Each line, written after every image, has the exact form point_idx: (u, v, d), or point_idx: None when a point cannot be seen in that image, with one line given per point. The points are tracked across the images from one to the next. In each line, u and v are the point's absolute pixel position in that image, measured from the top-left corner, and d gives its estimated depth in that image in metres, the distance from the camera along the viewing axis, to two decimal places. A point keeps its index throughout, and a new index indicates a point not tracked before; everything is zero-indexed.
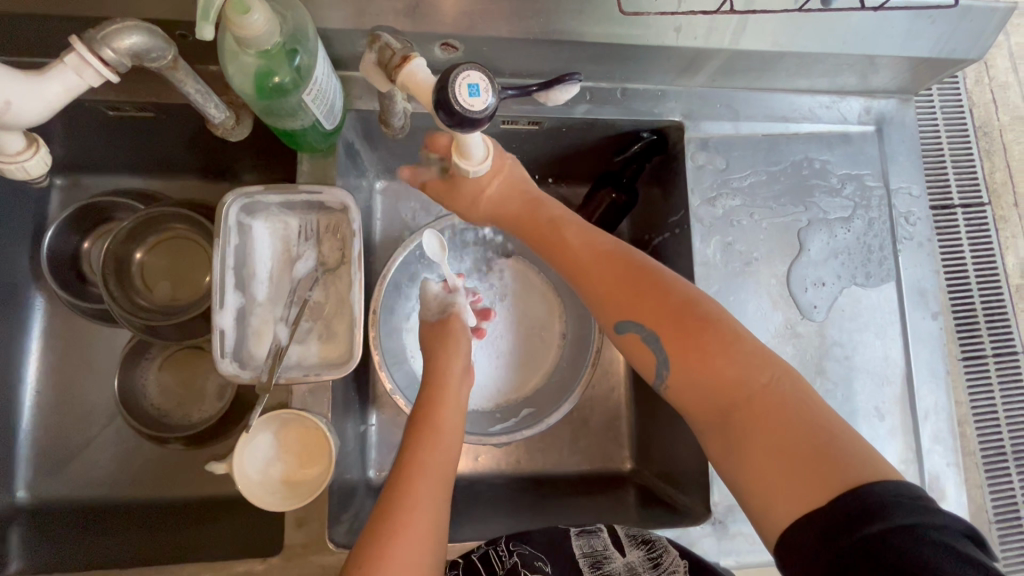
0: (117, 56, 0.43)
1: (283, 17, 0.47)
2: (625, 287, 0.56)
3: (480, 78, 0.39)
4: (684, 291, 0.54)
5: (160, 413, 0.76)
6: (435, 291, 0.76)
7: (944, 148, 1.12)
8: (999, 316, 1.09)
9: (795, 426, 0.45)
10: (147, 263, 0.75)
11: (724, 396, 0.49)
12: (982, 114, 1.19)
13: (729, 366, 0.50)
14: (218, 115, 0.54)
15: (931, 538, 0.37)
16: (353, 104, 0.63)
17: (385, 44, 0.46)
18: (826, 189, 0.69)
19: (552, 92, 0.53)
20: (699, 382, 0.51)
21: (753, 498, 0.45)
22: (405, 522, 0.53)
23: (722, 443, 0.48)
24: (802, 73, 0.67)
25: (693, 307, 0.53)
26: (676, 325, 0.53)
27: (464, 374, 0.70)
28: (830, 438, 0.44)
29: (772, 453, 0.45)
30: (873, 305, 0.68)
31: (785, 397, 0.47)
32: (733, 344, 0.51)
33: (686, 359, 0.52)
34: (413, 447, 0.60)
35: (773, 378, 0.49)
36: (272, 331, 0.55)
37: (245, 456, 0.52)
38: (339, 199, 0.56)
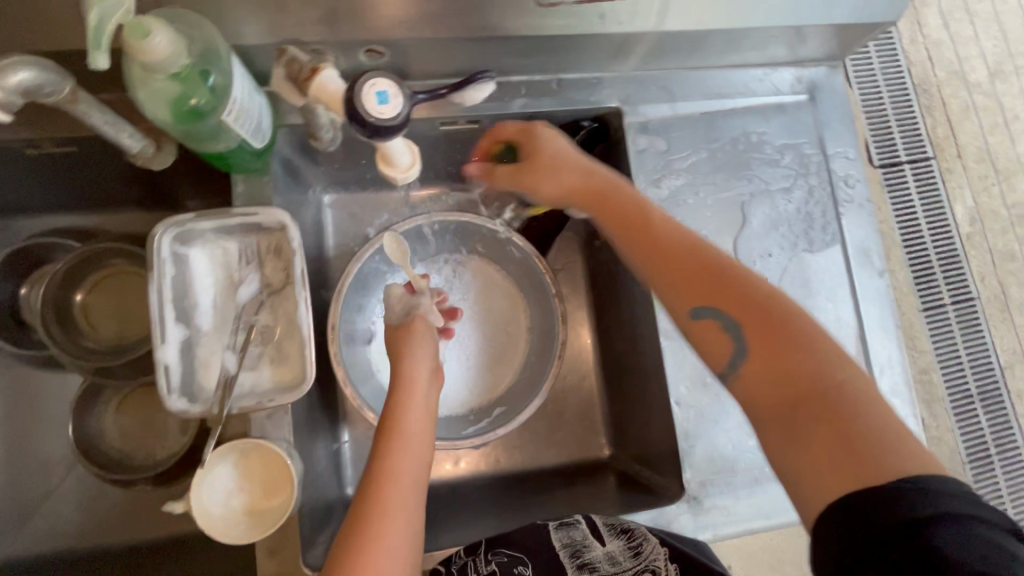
0: (6, 93, 0.41)
1: (191, 38, 0.45)
2: (705, 277, 0.54)
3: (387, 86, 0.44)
4: (759, 289, 0.53)
5: (121, 455, 0.74)
6: (398, 292, 0.73)
7: (887, 109, 1.16)
8: (953, 265, 1.15)
9: (864, 425, 0.43)
10: (89, 303, 0.72)
11: (794, 388, 0.47)
12: (920, 73, 1.22)
13: (808, 360, 0.48)
14: (134, 145, 0.52)
15: (976, 530, 0.37)
16: (284, 119, 0.61)
17: (290, 58, 0.53)
18: (765, 160, 0.71)
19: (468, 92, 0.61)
20: (769, 372, 0.49)
21: (802, 485, 0.44)
22: (381, 533, 0.53)
23: (782, 434, 0.46)
24: (732, 49, 0.68)
25: (776, 305, 0.51)
26: (760, 318, 0.51)
27: (432, 377, 0.68)
28: (899, 440, 0.43)
29: (832, 444, 0.43)
30: (821, 269, 0.69)
31: (861, 397, 0.45)
32: (813, 342, 0.49)
33: (765, 350, 0.50)
34: (381, 455, 0.59)
35: (851, 379, 0.46)
36: (220, 360, 0.54)
37: (203, 494, 0.51)
38: (275, 218, 0.55)
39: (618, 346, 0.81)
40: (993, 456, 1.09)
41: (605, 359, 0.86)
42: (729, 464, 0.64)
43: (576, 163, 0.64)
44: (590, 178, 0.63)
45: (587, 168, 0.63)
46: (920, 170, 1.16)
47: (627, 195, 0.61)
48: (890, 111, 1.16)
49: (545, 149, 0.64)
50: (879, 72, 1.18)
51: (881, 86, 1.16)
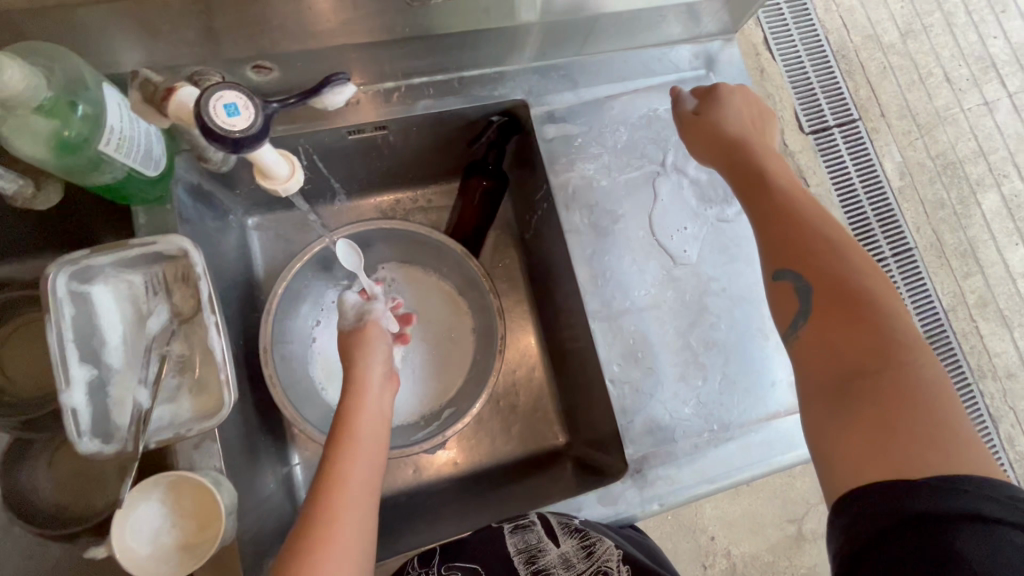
0: None
1: (51, 70, 0.44)
2: (791, 238, 0.53)
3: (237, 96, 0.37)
4: (849, 262, 0.51)
5: (58, 508, 0.71)
6: (352, 302, 0.74)
7: (811, 77, 1.24)
8: (889, 218, 1.21)
9: (919, 410, 0.43)
10: (5, 354, 0.69)
11: (867, 356, 0.47)
12: (838, 40, 1.28)
13: (873, 336, 0.47)
14: (8, 185, 0.49)
15: (1004, 535, 0.38)
16: (180, 145, 0.60)
17: (144, 80, 0.48)
18: (672, 137, 0.73)
19: (325, 97, 0.52)
20: (837, 335, 0.49)
21: (834, 455, 0.45)
22: (330, 539, 0.52)
23: (828, 404, 0.47)
24: (627, 32, 0.70)
25: (854, 279, 0.50)
26: (834, 288, 0.50)
27: (384, 379, 0.67)
28: (953, 433, 0.42)
29: (877, 426, 0.44)
30: (738, 236, 0.72)
31: (922, 383, 0.44)
32: (892, 320, 0.48)
33: (828, 316, 0.50)
34: (333, 460, 0.58)
35: (920, 362, 0.46)
36: (133, 396, 0.52)
37: (126, 534, 0.50)
38: (175, 245, 0.53)
39: (558, 334, 0.82)
40: None
41: (550, 348, 0.87)
42: (668, 434, 0.65)
43: (741, 127, 0.63)
44: (716, 141, 0.63)
45: (743, 130, 0.63)
46: (849, 131, 1.23)
47: (748, 156, 0.60)
48: (815, 81, 1.24)
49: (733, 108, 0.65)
50: (800, 43, 1.25)
51: (802, 55, 1.24)
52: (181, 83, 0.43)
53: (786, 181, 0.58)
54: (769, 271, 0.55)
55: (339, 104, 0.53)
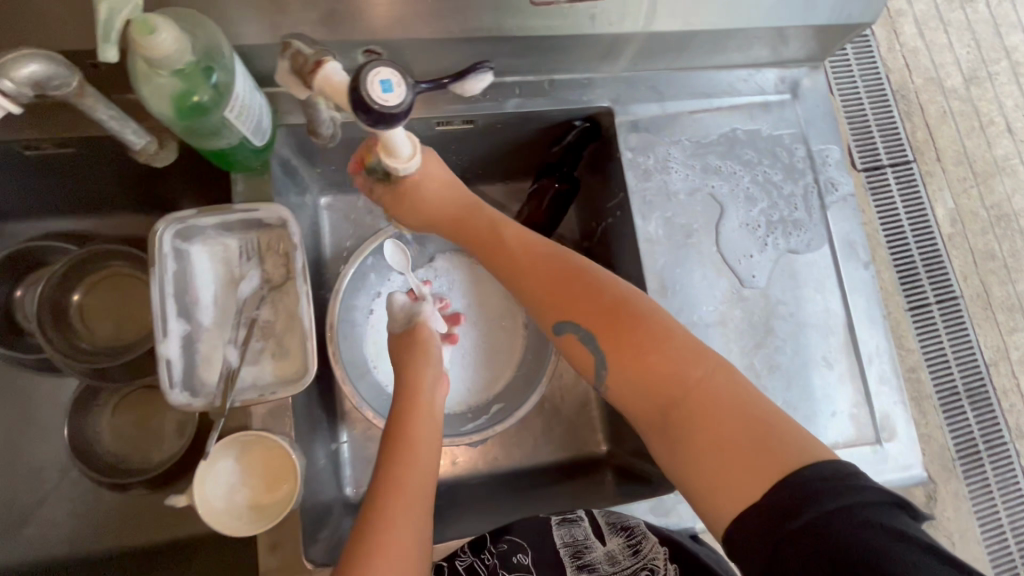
0: (15, 86, 0.40)
1: (195, 36, 0.46)
2: (565, 286, 0.58)
3: (392, 74, 0.37)
4: (611, 294, 0.56)
5: (118, 458, 0.73)
6: (400, 301, 0.73)
7: (869, 115, 1.20)
8: (937, 266, 1.17)
9: (727, 417, 0.49)
10: (85, 304, 0.72)
11: (667, 387, 0.52)
12: (898, 80, 1.27)
13: (663, 364, 0.52)
14: (138, 141, 0.51)
15: (857, 514, 0.41)
16: (283, 119, 0.62)
17: (297, 52, 0.45)
18: (750, 157, 0.73)
19: (466, 84, 0.55)
20: (636, 377, 0.53)
21: (698, 493, 0.49)
22: (384, 550, 0.52)
23: (665, 441, 0.51)
24: (718, 50, 0.70)
25: (623, 305, 0.55)
26: (611, 328, 0.55)
27: (438, 381, 0.68)
28: (764, 426, 0.48)
29: (712, 451, 0.48)
30: (809, 263, 0.71)
31: (718, 390, 0.50)
32: (664, 343, 0.53)
33: (620, 357, 0.54)
34: (388, 463, 0.58)
35: (704, 370, 0.51)
36: (221, 355, 0.54)
37: (206, 487, 0.52)
38: (275, 214, 0.55)
39: None
40: (982, 451, 1.11)
41: None
42: None
43: (441, 184, 0.63)
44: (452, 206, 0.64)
45: (451, 189, 0.64)
46: (902, 173, 1.19)
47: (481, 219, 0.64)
48: (871, 118, 1.19)
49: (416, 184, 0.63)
50: (857, 77, 1.21)
51: (862, 94, 1.19)
52: (330, 57, 0.43)
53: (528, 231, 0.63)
54: (552, 327, 0.58)
55: (477, 91, 0.57)
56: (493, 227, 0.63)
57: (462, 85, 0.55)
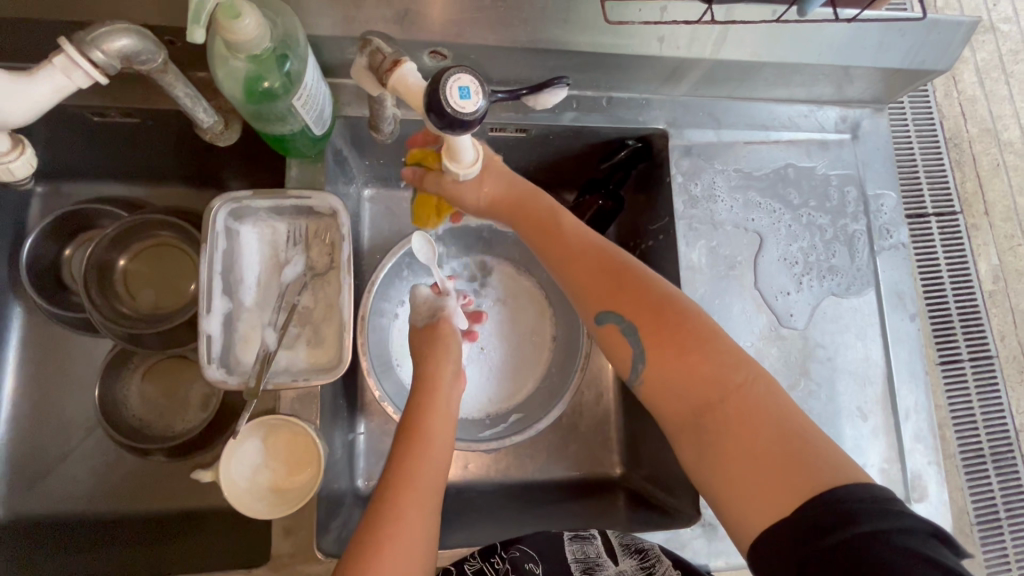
0: (107, 58, 0.40)
1: (273, 23, 0.47)
2: (611, 278, 0.59)
3: (471, 81, 0.37)
4: (658, 292, 0.57)
5: (142, 424, 0.75)
6: (424, 295, 0.73)
7: (917, 157, 1.07)
8: (974, 324, 1.09)
9: (764, 426, 0.48)
10: (130, 271, 0.74)
11: (706, 389, 0.51)
12: (953, 127, 1.23)
13: (704, 365, 0.52)
14: (207, 120, 0.52)
15: (895, 541, 0.39)
16: (342, 110, 0.63)
17: (376, 49, 0.45)
18: (804, 195, 0.72)
19: (540, 97, 0.54)
20: (674, 374, 0.53)
21: (726, 499, 0.48)
22: (393, 536, 0.50)
23: (694, 443, 0.51)
24: (781, 83, 0.69)
25: (669, 304, 0.56)
26: (654, 323, 0.55)
27: (455, 376, 0.67)
28: (801, 441, 0.47)
29: (742, 458, 0.48)
30: (854, 307, 0.69)
31: (756, 398, 0.50)
32: (707, 343, 0.53)
33: (661, 353, 0.54)
34: (399, 457, 0.57)
35: (745, 378, 0.51)
36: (259, 336, 0.55)
37: (231, 467, 0.53)
38: (327, 203, 0.56)
39: None
40: (1002, 518, 1.06)
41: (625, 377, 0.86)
42: None
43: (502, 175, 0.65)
44: (509, 188, 0.65)
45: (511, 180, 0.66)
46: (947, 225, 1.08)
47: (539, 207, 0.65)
48: (920, 163, 1.08)
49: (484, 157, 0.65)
50: (909, 113, 1.10)
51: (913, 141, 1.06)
52: (407, 57, 0.43)
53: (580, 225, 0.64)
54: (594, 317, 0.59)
55: (549, 104, 0.56)
56: (552, 213, 0.64)
57: (535, 99, 0.54)
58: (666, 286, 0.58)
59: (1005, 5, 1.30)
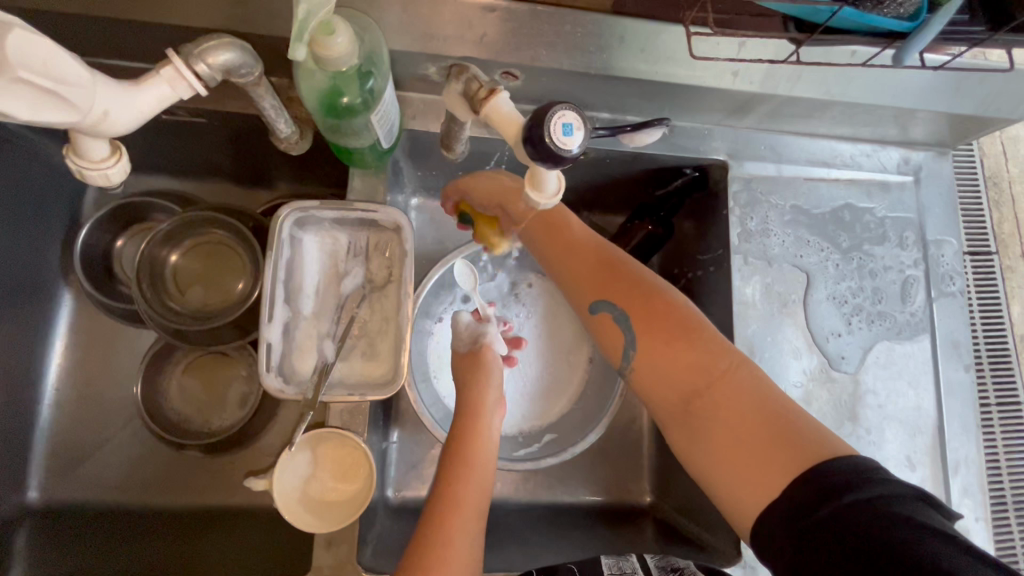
0: (210, 71, 0.41)
1: (361, 40, 0.47)
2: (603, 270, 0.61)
3: (573, 118, 0.37)
4: (646, 284, 0.59)
5: (181, 418, 0.75)
6: (466, 321, 0.73)
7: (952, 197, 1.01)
8: None
9: (750, 409, 0.50)
10: (179, 267, 0.74)
11: (695, 376, 0.53)
12: (993, 166, 1.20)
13: (691, 353, 0.54)
14: (285, 130, 0.53)
15: (886, 509, 0.41)
16: (408, 123, 0.63)
17: (472, 77, 0.45)
18: (869, 237, 0.70)
19: (638, 137, 0.64)
20: (664, 363, 0.55)
21: (722, 486, 0.50)
22: (443, 553, 0.51)
23: (688, 431, 0.53)
24: (845, 122, 0.68)
25: (658, 294, 0.58)
26: (644, 312, 0.58)
27: (498, 403, 0.67)
28: (786, 421, 0.49)
29: (733, 440, 0.49)
30: (907, 354, 0.68)
31: (743, 383, 0.51)
32: (693, 331, 0.55)
33: (652, 343, 0.56)
34: (447, 480, 0.57)
35: (730, 363, 0.53)
36: (316, 347, 0.55)
37: (284, 474, 0.53)
38: (391, 218, 0.56)
39: None
40: None
41: None
42: None
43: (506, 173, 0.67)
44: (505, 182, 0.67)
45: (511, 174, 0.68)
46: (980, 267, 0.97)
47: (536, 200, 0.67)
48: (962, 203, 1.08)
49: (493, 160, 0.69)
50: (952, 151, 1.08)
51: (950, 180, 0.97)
52: (502, 87, 0.43)
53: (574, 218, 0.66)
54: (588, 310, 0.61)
55: (644, 143, 0.65)
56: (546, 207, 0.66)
57: (634, 137, 0.63)
58: (653, 277, 0.61)
59: None
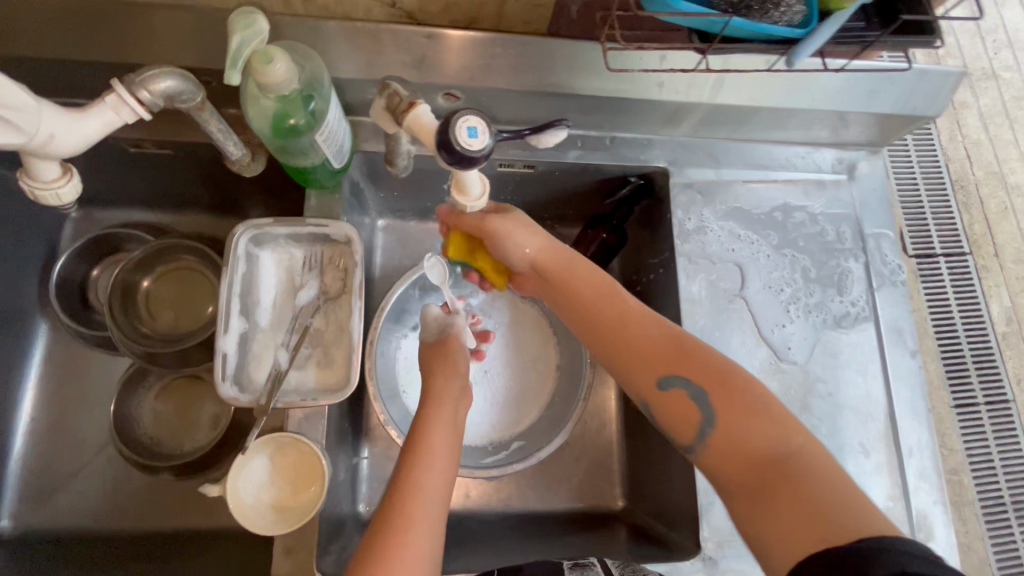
0: (152, 97, 0.45)
1: (301, 67, 0.51)
2: (670, 341, 0.56)
3: (478, 122, 0.41)
4: (719, 356, 0.54)
5: (153, 442, 0.76)
6: (435, 313, 0.76)
7: (926, 206, 1.06)
8: (988, 364, 1.03)
9: (827, 485, 0.44)
10: (152, 292, 0.77)
11: (768, 449, 0.47)
12: (958, 171, 1.16)
13: (767, 425, 0.48)
14: (236, 153, 0.57)
15: None
16: (361, 146, 0.67)
17: (394, 92, 0.49)
18: (808, 234, 0.73)
19: (543, 136, 0.59)
20: (735, 434, 0.49)
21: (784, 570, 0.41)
22: (406, 536, 0.52)
23: (755, 506, 0.45)
24: (777, 127, 0.72)
25: (731, 366, 0.53)
26: (719, 383, 0.52)
27: (461, 395, 0.69)
28: (865, 500, 0.42)
29: (804, 514, 0.42)
30: (853, 343, 0.70)
31: (822, 460, 0.46)
32: (770, 405, 0.50)
33: (726, 416, 0.50)
34: (407, 461, 0.58)
35: (811, 441, 0.47)
36: (272, 357, 0.57)
37: (240, 479, 0.55)
38: (343, 231, 0.60)
39: None
40: None
41: (627, 406, 0.86)
42: None
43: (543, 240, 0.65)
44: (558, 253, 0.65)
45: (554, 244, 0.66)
46: (957, 265, 1.06)
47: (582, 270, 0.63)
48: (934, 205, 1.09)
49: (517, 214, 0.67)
50: (915, 157, 1.09)
51: (920, 181, 1.07)
52: (422, 100, 0.48)
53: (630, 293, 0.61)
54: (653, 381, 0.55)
55: (551, 143, 0.61)
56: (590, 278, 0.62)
57: (538, 138, 0.59)
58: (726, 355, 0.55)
59: (1006, 53, 1.24)
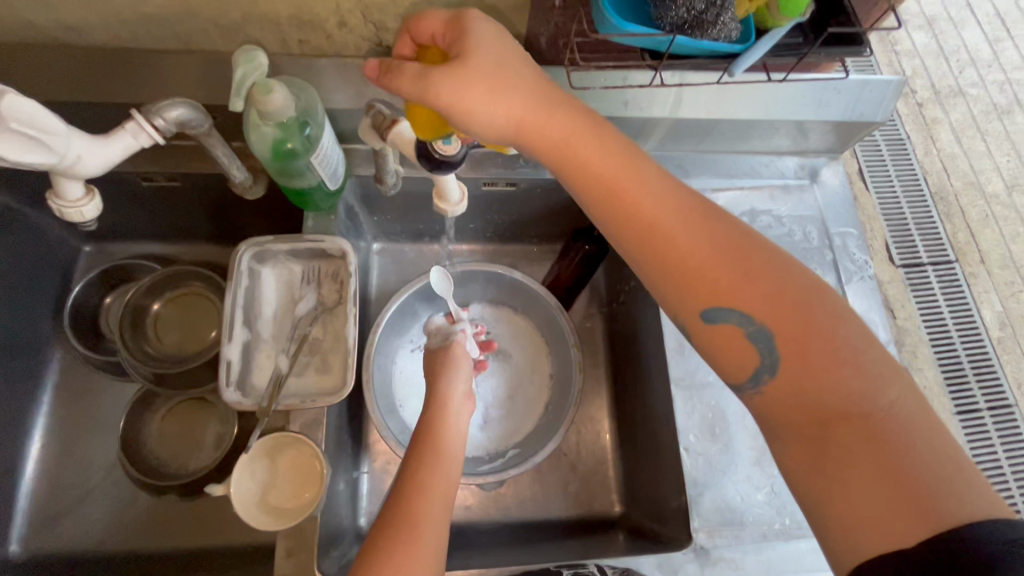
0: (166, 123, 0.51)
1: (297, 98, 0.58)
2: (732, 256, 0.51)
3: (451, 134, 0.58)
4: (795, 281, 0.50)
5: (159, 462, 0.79)
6: (438, 324, 0.79)
7: (905, 210, 1.14)
8: (983, 363, 1.03)
9: (917, 454, 0.42)
10: (161, 315, 0.82)
11: (851, 415, 0.45)
12: (937, 182, 1.19)
13: (856, 380, 0.46)
14: (239, 175, 0.64)
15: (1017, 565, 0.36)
16: (354, 170, 0.73)
17: (377, 112, 0.60)
18: (777, 235, 0.78)
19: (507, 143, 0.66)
20: (811, 392, 0.47)
21: (827, 514, 0.44)
22: (416, 527, 0.54)
23: (820, 468, 0.45)
24: (739, 138, 0.78)
25: (805, 292, 0.50)
26: (798, 328, 0.48)
27: (465, 398, 0.70)
28: (955, 470, 0.42)
29: (878, 480, 0.42)
30: None
31: (903, 421, 0.44)
32: (853, 353, 0.47)
33: (800, 356, 0.48)
34: (416, 459, 0.61)
35: (896, 397, 0.45)
36: (273, 363, 0.62)
37: (241, 478, 0.58)
38: (337, 245, 0.64)
39: (632, 399, 0.84)
40: None
41: (619, 412, 0.88)
42: (737, 516, 0.66)
43: (536, 99, 0.52)
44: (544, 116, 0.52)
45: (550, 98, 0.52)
46: (943, 272, 1.10)
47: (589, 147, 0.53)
48: (907, 212, 1.13)
49: (478, 47, 0.50)
50: (891, 167, 1.17)
51: (900, 197, 1.14)
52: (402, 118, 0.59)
53: (667, 184, 0.54)
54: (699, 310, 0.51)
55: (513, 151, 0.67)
56: (608, 166, 0.53)
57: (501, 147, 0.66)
58: (801, 275, 0.51)
59: (969, 71, 1.32)
